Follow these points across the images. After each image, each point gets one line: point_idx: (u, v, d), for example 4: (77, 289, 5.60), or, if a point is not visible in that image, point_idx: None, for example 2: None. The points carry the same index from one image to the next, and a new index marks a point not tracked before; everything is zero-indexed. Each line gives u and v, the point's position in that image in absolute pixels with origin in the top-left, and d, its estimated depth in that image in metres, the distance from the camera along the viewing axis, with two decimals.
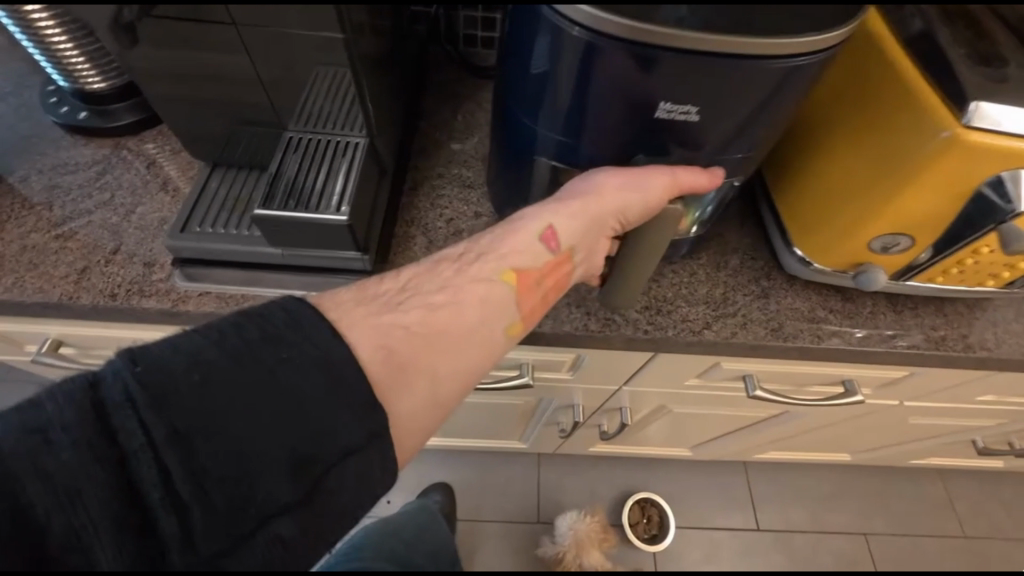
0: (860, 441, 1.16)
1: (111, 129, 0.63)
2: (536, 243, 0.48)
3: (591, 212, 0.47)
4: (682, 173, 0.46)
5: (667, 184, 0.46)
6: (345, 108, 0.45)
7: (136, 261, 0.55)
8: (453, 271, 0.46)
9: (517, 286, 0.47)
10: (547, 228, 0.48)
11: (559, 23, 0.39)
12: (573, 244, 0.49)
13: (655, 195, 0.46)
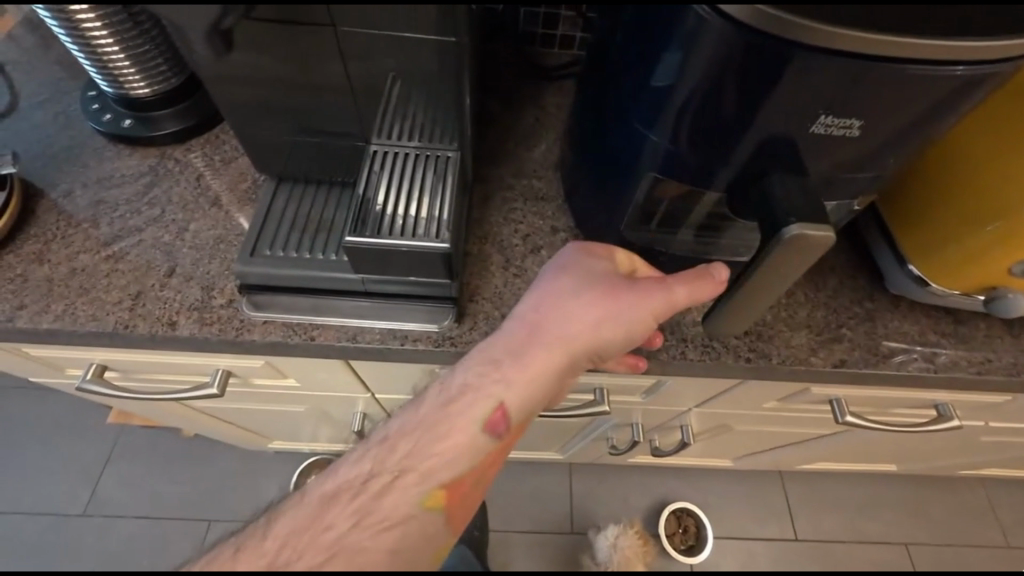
0: (917, 455, 1.11)
1: (157, 138, 0.59)
2: (473, 434, 0.42)
3: (553, 365, 0.42)
4: (680, 291, 0.43)
5: (668, 301, 0.43)
6: (441, 120, 0.41)
7: (194, 285, 0.50)
8: (352, 512, 0.41)
9: (445, 504, 0.42)
10: (494, 408, 0.42)
11: (705, 23, 0.34)
12: (521, 422, 0.43)
13: (644, 321, 0.43)
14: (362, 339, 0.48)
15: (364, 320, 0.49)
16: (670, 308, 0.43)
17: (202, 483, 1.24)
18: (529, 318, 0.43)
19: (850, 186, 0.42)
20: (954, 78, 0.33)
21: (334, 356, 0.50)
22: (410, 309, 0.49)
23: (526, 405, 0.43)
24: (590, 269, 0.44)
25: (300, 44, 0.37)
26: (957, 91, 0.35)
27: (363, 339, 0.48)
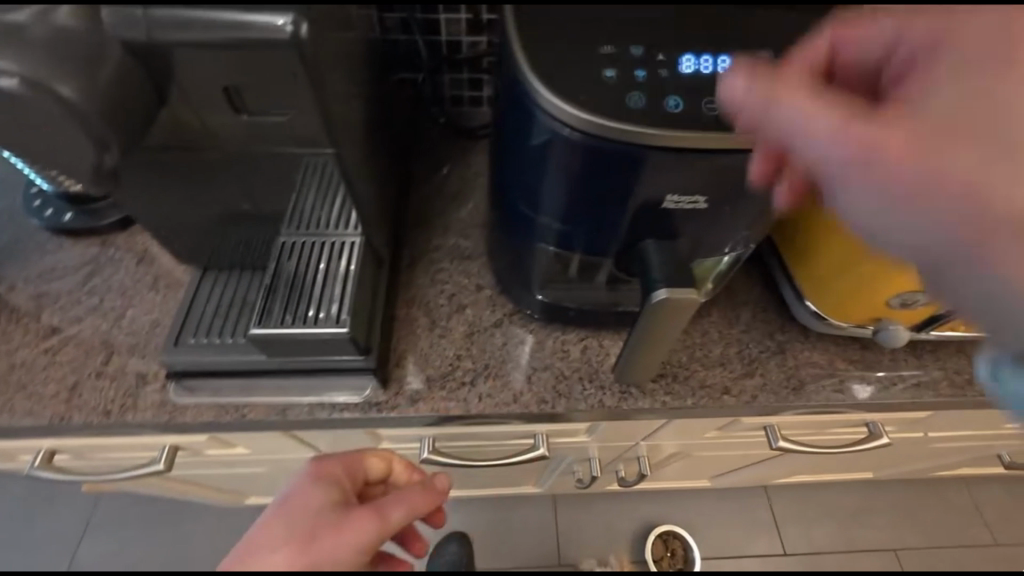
0: (885, 463, 1.13)
1: (98, 227, 0.61)
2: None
3: None
4: (380, 517, 0.46)
5: (381, 531, 0.46)
6: (339, 210, 0.45)
7: (130, 371, 0.53)
8: None
9: None
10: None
11: (554, 129, 0.36)
12: None
13: (352, 562, 0.44)
14: (290, 413, 0.51)
15: (292, 393, 0.51)
16: (379, 537, 0.46)
17: (179, 545, 1.23)
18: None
19: (727, 243, 0.45)
20: (791, 154, 0.37)
21: (266, 430, 0.52)
22: (334, 380, 0.51)
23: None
24: (303, 515, 0.44)
25: (188, 166, 0.39)
26: (797, 163, 0.38)
27: (292, 413, 0.51)
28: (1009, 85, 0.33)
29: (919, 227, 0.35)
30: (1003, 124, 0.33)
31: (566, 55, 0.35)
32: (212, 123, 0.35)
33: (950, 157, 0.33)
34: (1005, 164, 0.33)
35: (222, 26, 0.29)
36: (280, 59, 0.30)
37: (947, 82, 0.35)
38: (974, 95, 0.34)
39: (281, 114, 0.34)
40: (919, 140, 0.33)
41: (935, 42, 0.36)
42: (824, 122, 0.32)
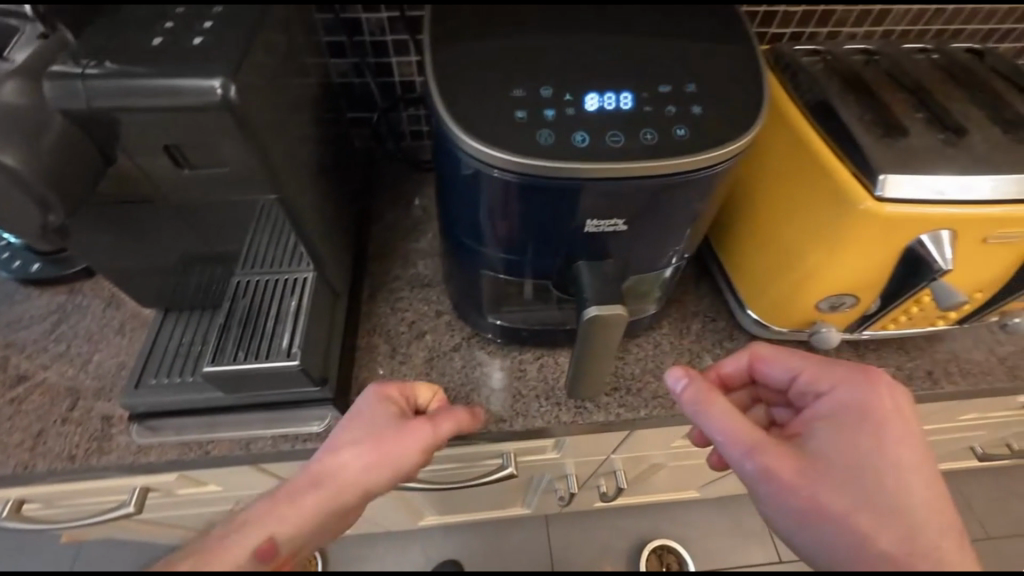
0: None
1: (66, 275, 0.63)
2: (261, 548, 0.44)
3: (327, 501, 0.46)
4: (437, 428, 0.50)
5: (433, 441, 0.50)
6: (290, 248, 0.47)
7: (95, 415, 0.54)
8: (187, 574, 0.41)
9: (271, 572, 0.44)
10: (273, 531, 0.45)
11: (478, 168, 0.40)
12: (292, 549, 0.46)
13: (414, 457, 0.49)
14: (254, 447, 0.52)
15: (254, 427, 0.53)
16: (434, 445, 0.50)
17: None
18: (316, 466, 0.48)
19: (657, 260, 0.48)
20: (696, 177, 0.40)
21: (231, 465, 0.53)
22: (295, 412, 0.53)
23: (305, 532, 0.46)
24: (374, 421, 0.49)
25: (139, 217, 0.42)
26: (703, 185, 0.41)
27: (255, 446, 0.52)
28: (877, 441, 0.44)
29: (814, 544, 0.44)
30: (862, 447, 0.44)
31: (482, 106, 0.39)
32: (158, 178, 0.37)
33: (824, 474, 0.44)
34: (866, 445, 0.44)
35: (157, 92, 0.32)
36: (213, 118, 0.33)
37: (832, 437, 0.46)
38: (848, 443, 0.45)
39: (220, 166, 0.37)
40: (806, 482, 0.44)
41: (816, 362, 0.50)
42: (730, 424, 0.45)
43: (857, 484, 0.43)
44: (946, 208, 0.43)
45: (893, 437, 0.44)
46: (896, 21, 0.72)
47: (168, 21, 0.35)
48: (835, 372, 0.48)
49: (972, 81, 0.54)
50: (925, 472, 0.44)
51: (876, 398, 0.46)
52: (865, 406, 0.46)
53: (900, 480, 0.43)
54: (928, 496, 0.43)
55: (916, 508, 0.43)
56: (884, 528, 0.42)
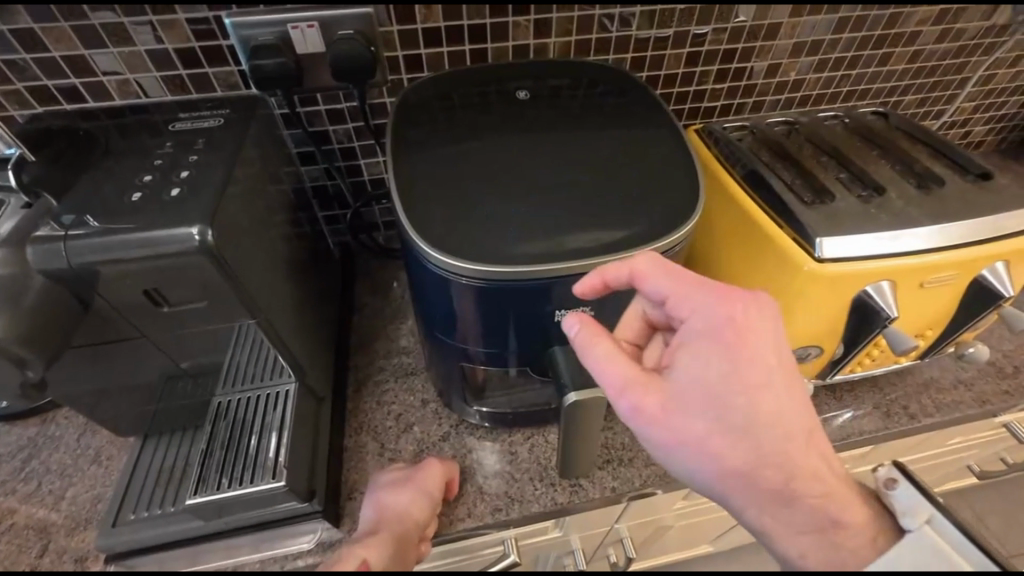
0: None
1: (39, 406, 0.62)
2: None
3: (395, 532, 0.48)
4: (451, 465, 0.56)
5: (452, 469, 0.56)
6: (271, 363, 0.48)
7: (68, 559, 0.51)
8: None
9: None
10: (362, 560, 0.44)
11: (446, 274, 0.42)
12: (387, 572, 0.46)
13: (445, 479, 0.54)
14: None
15: (242, 551, 0.50)
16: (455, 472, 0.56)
17: None
18: (372, 518, 0.51)
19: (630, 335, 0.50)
20: None
21: None
22: (284, 530, 0.51)
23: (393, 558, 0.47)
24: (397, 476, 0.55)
25: (116, 356, 0.41)
26: None
27: None
28: (741, 359, 0.39)
29: (682, 468, 0.42)
30: (722, 368, 0.39)
31: (446, 222, 0.43)
32: (135, 319, 0.38)
33: (687, 401, 0.40)
34: (720, 367, 0.39)
35: (136, 244, 0.34)
36: (190, 261, 0.35)
37: (699, 357, 0.40)
38: (713, 367, 0.40)
39: (199, 301, 0.38)
40: (663, 415, 0.41)
41: (684, 275, 0.42)
42: (608, 366, 0.42)
43: (720, 408, 0.39)
44: (882, 261, 0.47)
45: (758, 350, 0.39)
46: (810, 87, 0.81)
47: (151, 175, 0.38)
48: (701, 287, 0.41)
49: (882, 141, 0.61)
50: (789, 381, 0.40)
51: (731, 316, 0.40)
52: (730, 323, 0.40)
53: (762, 391, 0.39)
54: (792, 407, 0.40)
55: (780, 421, 0.39)
56: (744, 446, 0.39)
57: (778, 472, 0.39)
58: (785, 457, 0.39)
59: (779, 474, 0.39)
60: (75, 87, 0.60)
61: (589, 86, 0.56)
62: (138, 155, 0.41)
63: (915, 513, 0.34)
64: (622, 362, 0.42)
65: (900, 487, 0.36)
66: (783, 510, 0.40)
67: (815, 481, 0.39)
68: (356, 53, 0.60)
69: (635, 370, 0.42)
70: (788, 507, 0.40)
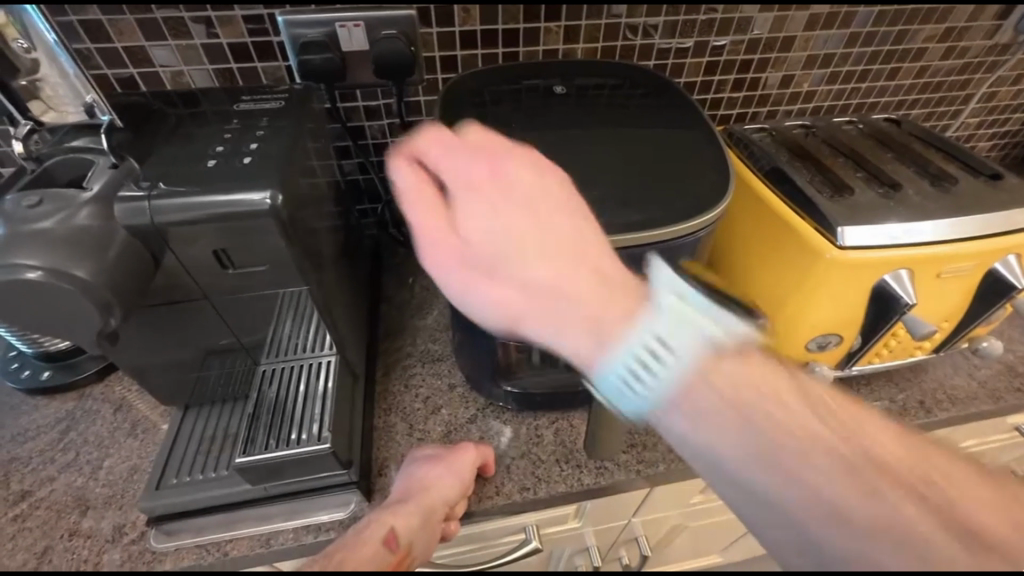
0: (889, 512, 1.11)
1: (77, 380, 0.64)
2: (378, 545, 0.43)
3: (424, 505, 0.48)
4: (484, 448, 0.55)
5: (483, 452, 0.55)
6: (315, 334, 0.50)
7: (106, 525, 0.52)
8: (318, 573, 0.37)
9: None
10: (388, 526, 0.45)
11: None
12: (412, 541, 0.45)
13: (476, 460, 0.54)
14: (275, 542, 0.51)
15: (277, 520, 0.52)
16: (487, 455, 0.55)
17: None
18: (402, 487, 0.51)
19: None
20: (683, 242, 0.46)
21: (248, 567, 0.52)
22: (319, 500, 0.52)
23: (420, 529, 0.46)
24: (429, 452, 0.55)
25: (177, 317, 0.43)
26: (689, 248, 0.47)
27: (277, 541, 0.51)
28: (522, 206, 0.36)
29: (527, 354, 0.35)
30: (513, 208, 0.36)
31: None
32: (201, 280, 0.40)
33: (556, 318, 0.34)
34: (490, 215, 0.35)
35: (213, 205, 0.36)
36: (260, 224, 0.38)
37: (533, 260, 0.34)
38: (565, 273, 0.34)
39: (261, 264, 0.40)
40: (478, 282, 0.35)
41: (477, 148, 0.38)
42: (428, 240, 0.35)
43: (580, 315, 0.34)
44: (902, 250, 0.49)
45: (524, 191, 0.37)
46: (822, 98, 0.84)
47: (222, 146, 0.41)
48: (467, 150, 0.38)
49: (896, 145, 0.64)
50: (565, 206, 0.38)
51: (509, 167, 0.38)
52: (494, 172, 0.37)
53: (587, 255, 0.35)
54: (655, 289, 0.35)
55: (567, 246, 0.35)
56: (533, 289, 0.34)
57: (702, 375, 0.31)
58: (697, 362, 0.32)
59: (704, 374, 0.31)
60: (132, 76, 0.63)
61: (618, 86, 0.60)
62: (206, 130, 0.43)
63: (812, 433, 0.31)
64: (484, 283, 0.35)
65: (708, 327, 0.32)
66: (756, 448, 0.30)
67: (752, 372, 0.32)
68: (399, 51, 0.63)
69: (496, 285, 0.35)
70: (747, 431, 0.30)
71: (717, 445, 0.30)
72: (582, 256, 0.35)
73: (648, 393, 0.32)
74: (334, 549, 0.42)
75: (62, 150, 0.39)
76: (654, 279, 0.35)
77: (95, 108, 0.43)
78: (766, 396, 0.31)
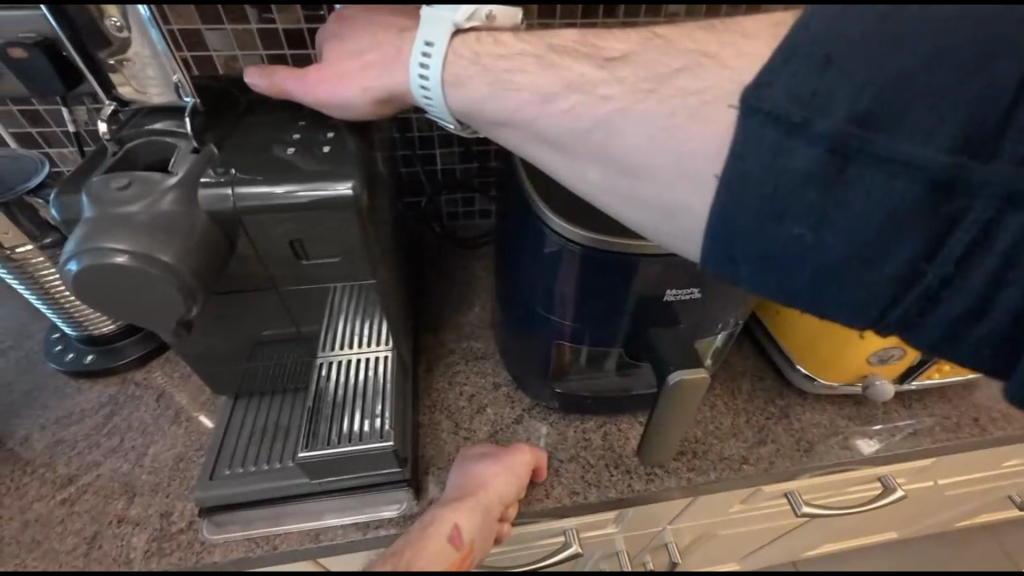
0: (917, 530, 1.09)
1: (119, 366, 0.63)
2: (443, 548, 0.44)
3: (483, 506, 0.48)
4: (537, 452, 0.54)
5: (537, 454, 0.54)
6: (375, 328, 0.49)
7: (153, 512, 0.52)
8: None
9: None
10: (452, 527, 0.46)
11: (562, 243, 0.46)
12: (473, 538, 0.47)
13: (530, 461, 0.53)
14: (325, 537, 0.50)
15: (326, 516, 0.51)
16: (540, 458, 0.54)
17: None
18: (459, 484, 0.50)
19: (718, 322, 0.52)
20: None
21: (296, 561, 0.51)
22: (368, 497, 0.52)
23: (480, 527, 0.47)
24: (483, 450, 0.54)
25: (247, 306, 0.43)
26: None
27: (326, 537, 0.50)
28: (351, 43, 0.42)
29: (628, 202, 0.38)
30: (372, 41, 0.41)
31: (564, 204, 0.47)
32: (275, 270, 0.40)
33: (639, 168, 0.36)
34: (369, 43, 0.42)
35: (294, 195, 0.36)
36: (341, 216, 0.37)
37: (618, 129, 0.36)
38: (641, 117, 0.35)
39: (336, 257, 0.40)
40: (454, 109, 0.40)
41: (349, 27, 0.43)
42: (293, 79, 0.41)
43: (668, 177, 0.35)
44: None
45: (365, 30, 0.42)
46: None
47: (298, 134, 0.40)
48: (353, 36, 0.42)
49: None
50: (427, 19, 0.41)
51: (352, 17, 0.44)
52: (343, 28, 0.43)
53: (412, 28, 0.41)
54: (727, 89, 0.33)
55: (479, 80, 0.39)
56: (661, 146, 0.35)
57: (804, 192, 0.32)
58: (786, 170, 0.32)
59: (805, 195, 0.32)
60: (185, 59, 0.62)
61: None
62: (277, 117, 0.42)
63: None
64: (574, 148, 0.38)
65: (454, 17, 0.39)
66: (858, 260, 0.33)
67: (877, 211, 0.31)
68: None
69: (580, 141, 0.37)
70: (851, 243, 0.32)
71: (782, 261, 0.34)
72: (475, 58, 0.38)
73: (436, 88, 0.39)
74: (401, 548, 0.44)
75: (142, 132, 0.39)
76: (421, 17, 0.40)
77: (181, 89, 0.41)
78: (866, 194, 0.31)
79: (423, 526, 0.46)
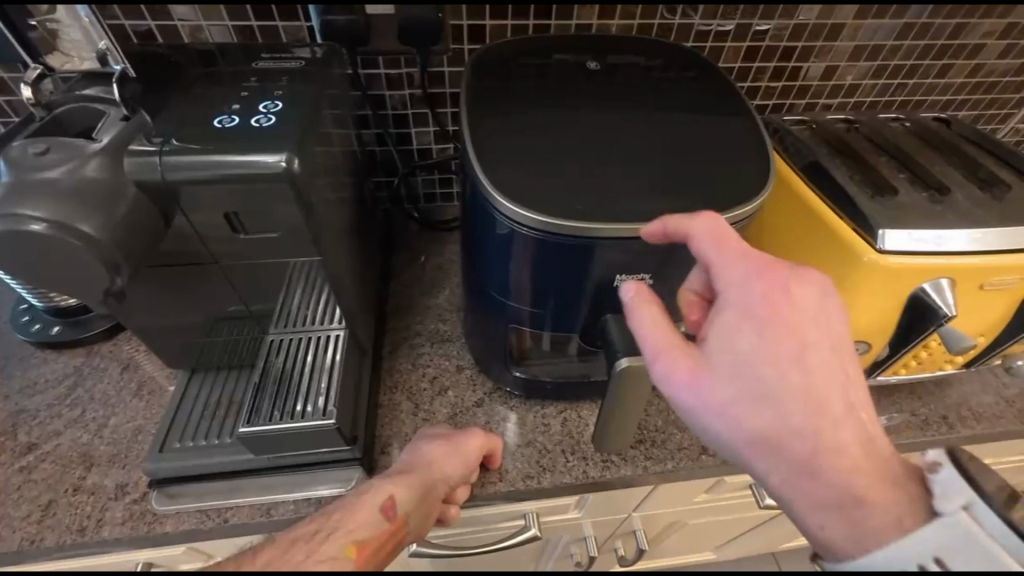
0: None
1: (85, 338, 0.63)
2: (374, 513, 0.45)
3: (424, 483, 0.48)
4: (491, 437, 0.54)
5: (489, 440, 0.54)
6: (325, 308, 0.49)
7: (109, 483, 0.52)
8: (303, 554, 0.38)
9: (358, 554, 0.42)
10: (387, 497, 0.46)
11: (511, 226, 0.44)
12: (409, 511, 0.47)
13: (480, 444, 0.53)
14: (275, 512, 0.51)
15: (277, 491, 0.51)
16: (492, 444, 0.54)
17: None
18: (408, 458, 0.51)
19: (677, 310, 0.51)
20: None
21: (249, 535, 0.52)
22: (319, 474, 0.52)
23: (418, 504, 0.48)
24: (436, 430, 0.54)
25: (189, 281, 0.42)
26: None
27: (277, 512, 0.51)
28: None
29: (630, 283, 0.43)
30: None
31: (517, 183, 0.45)
32: (212, 243, 0.39)
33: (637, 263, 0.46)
34: None
35: (224, 166, 0.35)
36: (274, 189, 0.36)
37: (746, 326, 0.37)
38: (662, 322, 0.40)
39: (274, 231, 0.39)
40: None
41: None
42: None
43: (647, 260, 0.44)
44: (943, 259, 0.46)
45: None
46: (864, 94, 0.79)
47: (238, 105, 0.39)
48: None
49: (944, 145, 0.60)
50: None
51: None
52: None
53: None
54: (750, 391, 0.37)
55: None
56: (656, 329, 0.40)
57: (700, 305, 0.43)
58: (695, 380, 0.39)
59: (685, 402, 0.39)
60: (149, 29, 0.60)
61: (652, 67, 0.57)
62: (222, 87, 0.41)
63: (952, 497, 0.31)
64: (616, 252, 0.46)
65: None
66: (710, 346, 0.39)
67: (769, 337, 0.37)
68: (426, 15, 0.59)
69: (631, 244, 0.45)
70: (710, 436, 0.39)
71: (656, 338, 0.40)
72: None
73: None
74: (334, 508, 0.45)
75: (72, 98, 0.39)
76: None
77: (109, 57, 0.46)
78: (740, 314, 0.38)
79: (361, 493, 0.47)
